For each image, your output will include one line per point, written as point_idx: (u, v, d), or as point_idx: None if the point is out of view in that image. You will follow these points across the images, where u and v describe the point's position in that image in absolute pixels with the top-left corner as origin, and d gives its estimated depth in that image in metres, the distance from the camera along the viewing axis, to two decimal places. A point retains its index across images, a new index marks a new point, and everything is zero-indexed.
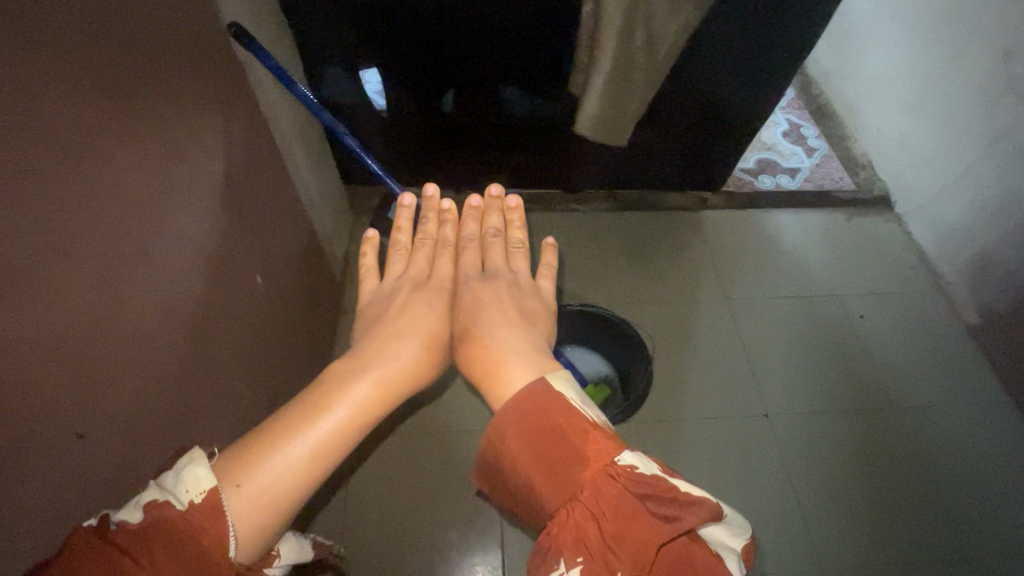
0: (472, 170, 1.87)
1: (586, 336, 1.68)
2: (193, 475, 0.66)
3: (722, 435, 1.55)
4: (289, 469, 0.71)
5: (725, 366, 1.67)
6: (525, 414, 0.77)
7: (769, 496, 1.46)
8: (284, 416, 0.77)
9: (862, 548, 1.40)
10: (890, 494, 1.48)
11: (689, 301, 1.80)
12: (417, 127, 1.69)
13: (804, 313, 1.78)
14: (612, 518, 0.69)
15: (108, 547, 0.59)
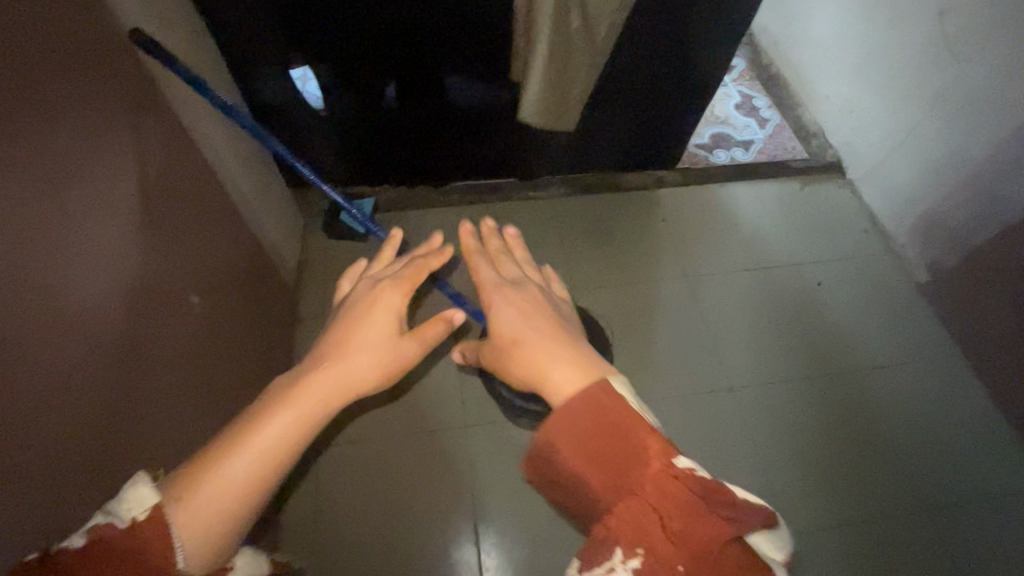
0: (422, 164, 1.82)
1: None
2: (140, 492, 0.65)
3: (690, 412, 1.56)
4: (234, 484, 0.68)
5: (689, 344, 1.68)
6: (586, 413, 0.76)
7: (739, 467, 1.49)
8: (234, 425, 0.74)
9: (829, 509, 1.44)
10: (852, 454, 1.52)
11: (651, 281, 1.81)
12: (359, 124, 1.63)
13: (764, 284, 1.80)
14: (670, 513, 0.69)
15: (50, 569, 0.59)
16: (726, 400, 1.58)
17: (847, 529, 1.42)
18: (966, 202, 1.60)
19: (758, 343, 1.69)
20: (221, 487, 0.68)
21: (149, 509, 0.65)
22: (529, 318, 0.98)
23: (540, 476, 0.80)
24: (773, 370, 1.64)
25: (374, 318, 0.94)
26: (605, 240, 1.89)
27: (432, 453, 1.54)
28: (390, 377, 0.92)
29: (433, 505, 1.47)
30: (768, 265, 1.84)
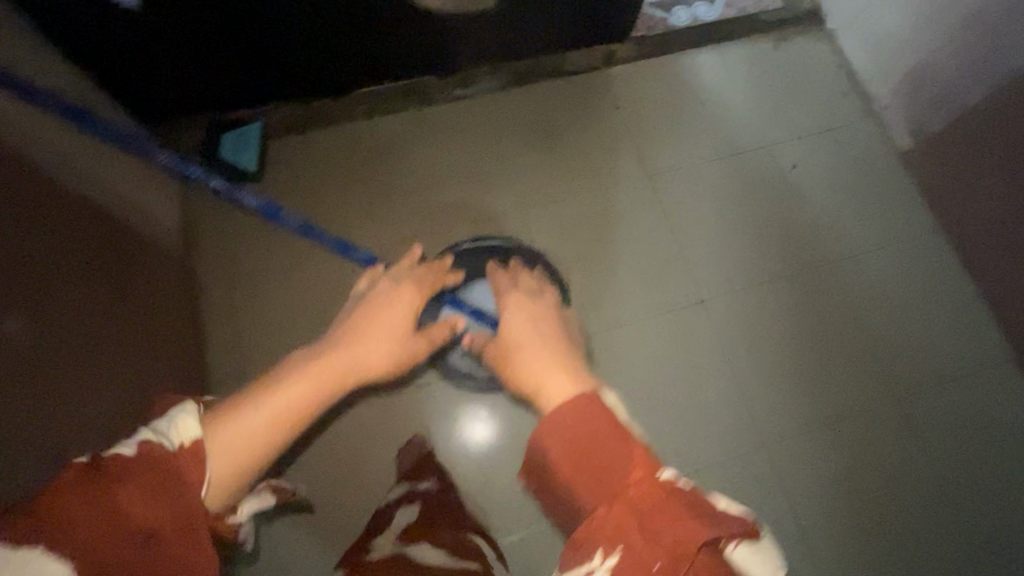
0: (307, 58, 1.42)
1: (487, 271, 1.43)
2: (189, 422, 0.71)
3: (659, 332, 1.45)
4: (252, 436, 0.76)
5: (653, 256, 1.51)
6: (573, 414, 0.77)
7: (711, 384, 1.42)
8: (293, 360, 0.89)
9: (802, 411, 1.41)
10: (826, 351, 1.46)
11: (609, 185, 1.56)
12: (200, 7, 1.20)
13: (733, 173, 1.59)
14: (653, 514, 0.69)
15: (94, 483, 0.61)
16: (696, 313, 1.46)
17: (821, 430, 1.40)
18: (964, 52, 1.38)
19: (729, 243, 1.53)
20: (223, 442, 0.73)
21: (185, 441, 0.70)
22: (523, 323, 0.98)
23: (530, 474, 0.82)
24: (744, 273, 1.51)
25: (399, 305, 1.04)
26: (552, 141, 1.59)
27: (386, 416, 1.41)
28: (400, 367, 1.02)
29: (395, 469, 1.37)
30: (738, 150, 1.61)
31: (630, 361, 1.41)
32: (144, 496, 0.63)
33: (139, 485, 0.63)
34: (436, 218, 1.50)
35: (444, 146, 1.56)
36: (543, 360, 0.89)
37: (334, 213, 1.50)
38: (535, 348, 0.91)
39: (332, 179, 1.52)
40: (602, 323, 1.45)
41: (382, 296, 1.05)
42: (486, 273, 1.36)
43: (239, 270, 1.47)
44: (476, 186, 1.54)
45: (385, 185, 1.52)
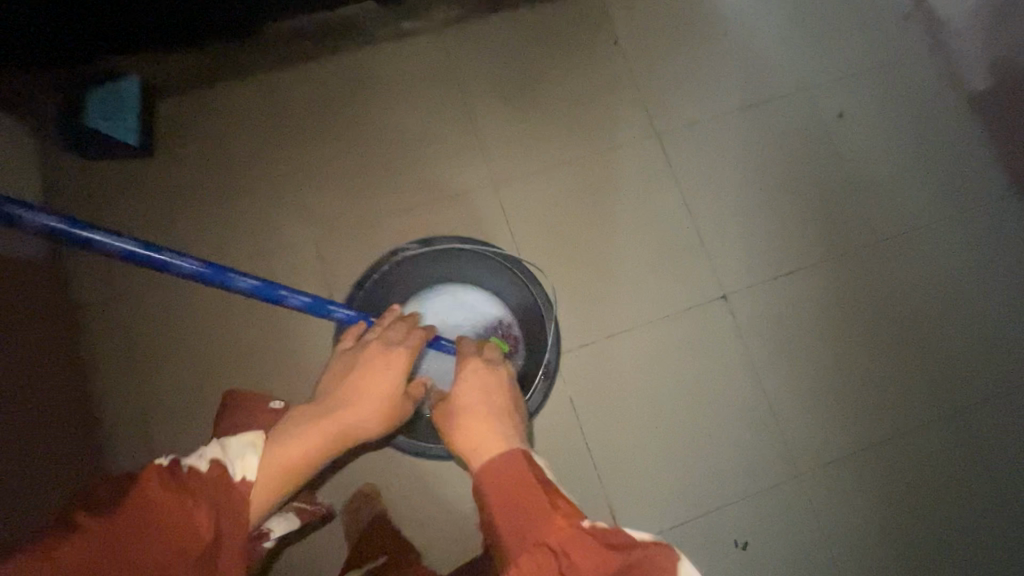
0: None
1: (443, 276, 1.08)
2: (250, 457, 0.72)
3: (670, 337, 1.14)
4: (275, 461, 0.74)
5: (666, 238, 1.18)
6: (498, 471, 0.73)
7: (733, 399, 1.14)
8: (288, 423, 0.80)
9: (846, 425, 1.16)
10: (873, 350, 1.19)
11: (607, 148, 1.21)
12: None
13: (764, 129, 1.26)
14: (572, 546, 0.62)
15: (177, 492, 0.63)
16: (716, 311, 1.16)
17: (869, 446, 1.15)
18: None
19: (757, 221, 1.22)
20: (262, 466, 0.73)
21: (248, 475, 0.71)
22: (476, 378, 0.88)
23: None
24: (775, 257, 1.21)
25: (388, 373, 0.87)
26: (532, 91, 1.22)
27: None
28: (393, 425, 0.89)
29: (331, 533, 1.06)
30: (770, 97, 1.27)
31: (640, 375, 1.12)
32: (213, 515, 0.64)
33: (205, 499, 0.65)
34: (379, 198, 1.14)
35: (390, 102, 1.19)
36: (489, 445, 0.79)
37: (247, 198, 1.14)
38: (485, 418, 0.83)
39: (243, 150, 1.16)
40: (598, 329, 1.12)
41: (376, 345, 0.89)
42: (445, 281, 1.08)
43: (125, 277, 1.12)
44: (431, 153, 1.17)
45: (313, 158, 1.16)
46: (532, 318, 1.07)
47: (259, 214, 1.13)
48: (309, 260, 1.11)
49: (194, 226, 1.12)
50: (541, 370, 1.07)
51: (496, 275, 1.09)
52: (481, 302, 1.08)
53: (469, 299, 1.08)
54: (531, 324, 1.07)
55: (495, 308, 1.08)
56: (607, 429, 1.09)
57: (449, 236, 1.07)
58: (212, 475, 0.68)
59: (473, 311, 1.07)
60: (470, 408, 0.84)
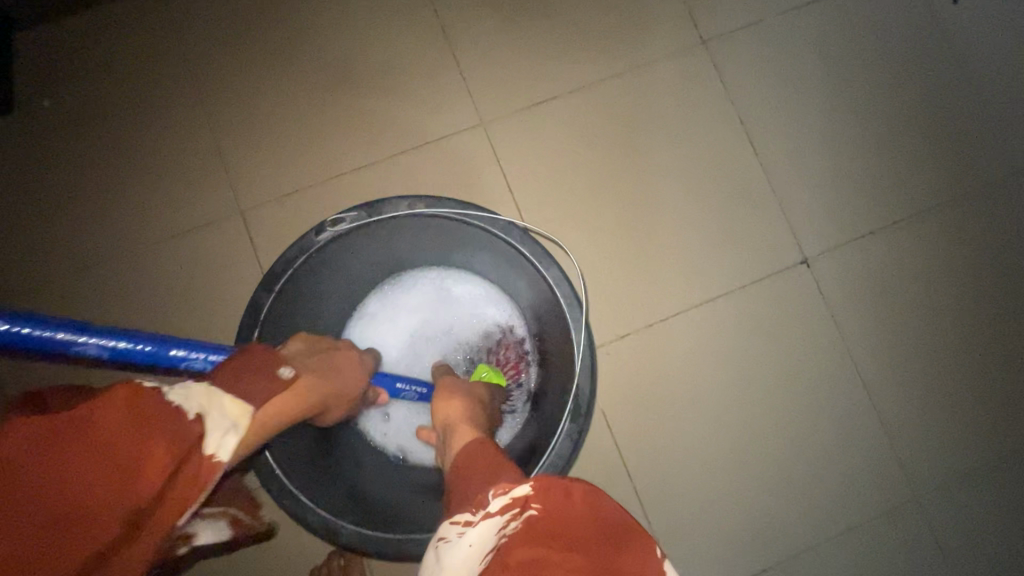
0: None
1: (409, 258, 0.76)
2: (232, 433, 0.39)
3: (736, 320, 0.84)
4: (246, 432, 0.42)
5: (726, 184, 0.86)
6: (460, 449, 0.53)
7: (825, 398, 0.84)
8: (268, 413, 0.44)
9: (994, 423, 0.84)
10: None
11: (639, 64, 0.87)
12: None
13: (851, 28, 0.92)
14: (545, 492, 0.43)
15: (124, 428, 0.33)
16: (797, 280, 0.86)
17: None
18: None
19: (844, 155, 0.89)
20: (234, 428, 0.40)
21: (216, 455, 0.37)
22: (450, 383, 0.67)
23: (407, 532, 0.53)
24: (875, 203, 0.88)
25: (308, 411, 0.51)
26: None
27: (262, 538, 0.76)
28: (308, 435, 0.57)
29: None
30: None
31: (698, 374, 0.83)
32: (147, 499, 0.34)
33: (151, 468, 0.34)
34: (329, 154, 0.82)
35: (336, 16, 0.85)
36: (457, 434, 0.56)
37: (148, 163, 0.82)
38: (455, 412, 0.60)
39: (138, 97, 0.83)
40: (636, 317, 0.82)
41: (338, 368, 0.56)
42: (418, 266, 0.77)
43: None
44: (398, 86, 0.84)
45: (234, 102, 0.83)
46: (550, 316, 0.72)
47: (165, 184, 0.82)
48: (236, 243, 0.80)
49: (80, 206, 0.81)
50: (568, 411, 0.69)
51: (485, 255, 0.75)
52: (475, 297, 0.77)
53: (458, 294, 0.78)
54: (551, 325, 0.73)
55: (496, 308, 0.77)
56: (657, 449, 0.81)
57: (405, 198, 0.71)
58: (175, 417, 0.36)
59: (465, 314, 0.78)
60: (448, 410, 0.61)
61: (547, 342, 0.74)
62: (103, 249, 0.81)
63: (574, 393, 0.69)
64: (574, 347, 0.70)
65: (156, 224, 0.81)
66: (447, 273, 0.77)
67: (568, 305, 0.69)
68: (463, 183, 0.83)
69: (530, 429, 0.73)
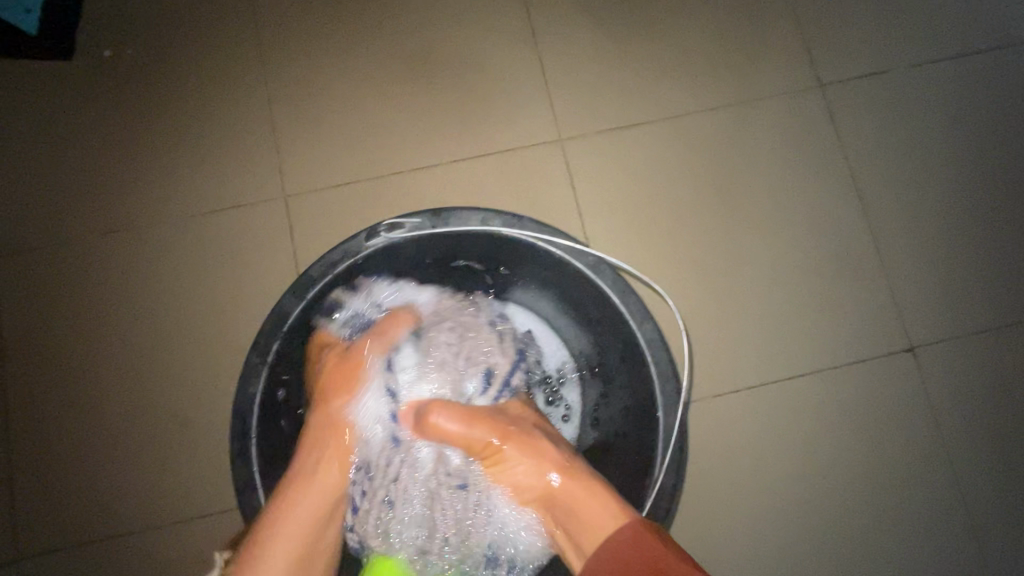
0: None
1: (522, 276, 0.65)
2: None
3: (823, 405, 0.72)
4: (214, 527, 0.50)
5: (825, 242, 0.75)
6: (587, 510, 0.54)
7: (917, 514, 0.70)
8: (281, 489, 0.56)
9: None
10: None
11: (746, 100, 0.78)
12: None
13: (993, 92, 0.80)
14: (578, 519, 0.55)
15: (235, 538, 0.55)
16: (898, 368, 0.73)
17: None
18: None
19: (969, 229, 0.77)
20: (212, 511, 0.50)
21: None
22: (525, 441, 0.57)
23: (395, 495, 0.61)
24: (999, 288, 0.76)
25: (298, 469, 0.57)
26: (637, 3, 0.79)
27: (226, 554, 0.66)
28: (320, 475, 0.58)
29: None
30: (1010, 44, 0.81)
31: (764, 454, 0.70)
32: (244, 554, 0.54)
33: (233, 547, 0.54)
34: (391, 149, 0.75)
35: (421, 7, 0.79)
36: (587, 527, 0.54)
37: (198, 135, 0.76)
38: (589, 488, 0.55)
39: (202, 66, 0.78)
40: (700, 378, 0.71)
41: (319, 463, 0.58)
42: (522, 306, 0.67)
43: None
44: (476, 86, 0.77)
45: (297, 81, 0.77)
46: (626, 381, 0.62)
47: (209, 156, 0.76)
48: (274, 234, 0.73)
49: (118, 170, 0.76)
50: (646, 492, 0.58)
51: (551, 283, 0.65)
52: (549, 344, 0.66)
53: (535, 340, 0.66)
54: (626, 391, 0.62)
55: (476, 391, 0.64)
56: (713, 541, 0.68)
57: (476, 211, 0.62)
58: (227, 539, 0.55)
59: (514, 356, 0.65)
60: (558, 498, 0.56)
61: (622, 403, 0.62)
62: (138, 218, 0.75)
63: (652, 493, 0.58)
64: (660, 439, 0.58)
65: (193, 196, 0.75)
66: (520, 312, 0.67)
67: (659, 375, 0.58)
68: (531, 203, 0.74)
69: None
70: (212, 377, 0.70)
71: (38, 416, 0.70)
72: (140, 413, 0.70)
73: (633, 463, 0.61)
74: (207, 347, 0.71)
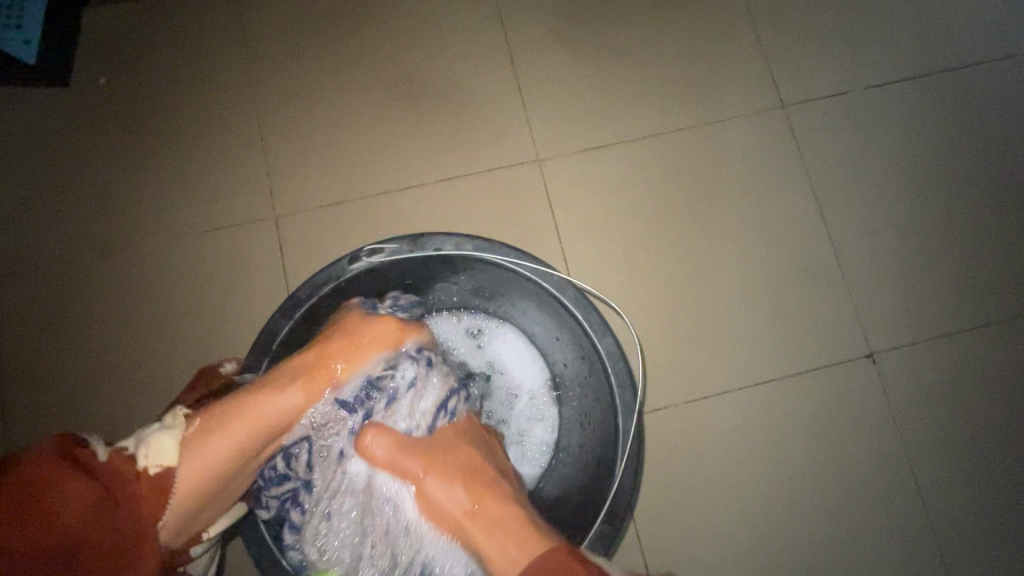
0: None
1: (499, 297, 0.69)
2: (165, 440, 0.50)
3: (786, 409, 0.76)
4: (228, 437, 0.53)
5: (787, 255, 0.79)
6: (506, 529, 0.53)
7: (881, 510, 0.74)
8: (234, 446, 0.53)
9: None
10: None
11: (712, 122, 0.82)
12: None
13: (946, 114, 0.85)
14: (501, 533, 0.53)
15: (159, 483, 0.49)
16: (857, 374, 0.77)
17: None
18: None
19: (923, 243, 0.82)
20: (284, 413, 0.56)
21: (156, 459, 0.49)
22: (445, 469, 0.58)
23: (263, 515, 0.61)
24: (951, 298, 0.80)
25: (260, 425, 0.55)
26: (610, 31, 0.84)
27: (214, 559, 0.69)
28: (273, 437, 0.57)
29: None
30: (960, 65, 0.86)
31: (731, 456, 0.74)
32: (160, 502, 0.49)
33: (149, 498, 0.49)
34: (376, 170, 0.79)
35: (405, 35, 0.83)
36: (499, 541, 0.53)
37: (189, 155, 0.80)
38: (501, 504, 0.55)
39: (195, 90, 0.81)
40: (669, 385, 0.75)
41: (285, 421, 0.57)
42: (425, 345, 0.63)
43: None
44: (456, 109, 0.81)
45: (287, 106, 0.81)
46: (588, 395, 0.66)
47: (200, 175, 0.79)
48: (262, 251, 0.77)
49: (111, 188, 0.79)
50: (606, 499, 0.61)
51: (526, 299, 0.68)
52: (523, 361, 0.70)
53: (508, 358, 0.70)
54: (588, 403, 0.66)
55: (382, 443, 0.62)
56: (681, 541, 0.72)
57: (452, 236, 0.66)
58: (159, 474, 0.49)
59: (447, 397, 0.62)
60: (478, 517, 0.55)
61: (591, 411, 0.66)
62: (131, 236, 0.78)
63: (610, 500, 0.61)
64: (619, 440, 0.62)
65: (184, 214, 0.78)
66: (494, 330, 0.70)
67: (620, 385, 0.62)
68: (510, 221, 0.78)
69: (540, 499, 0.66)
70: None
71: (29, 425, 0.72)
72: (135, 428, 0.72)
73: (597, 469, 0.64)
74: (197, 358, 0.74)
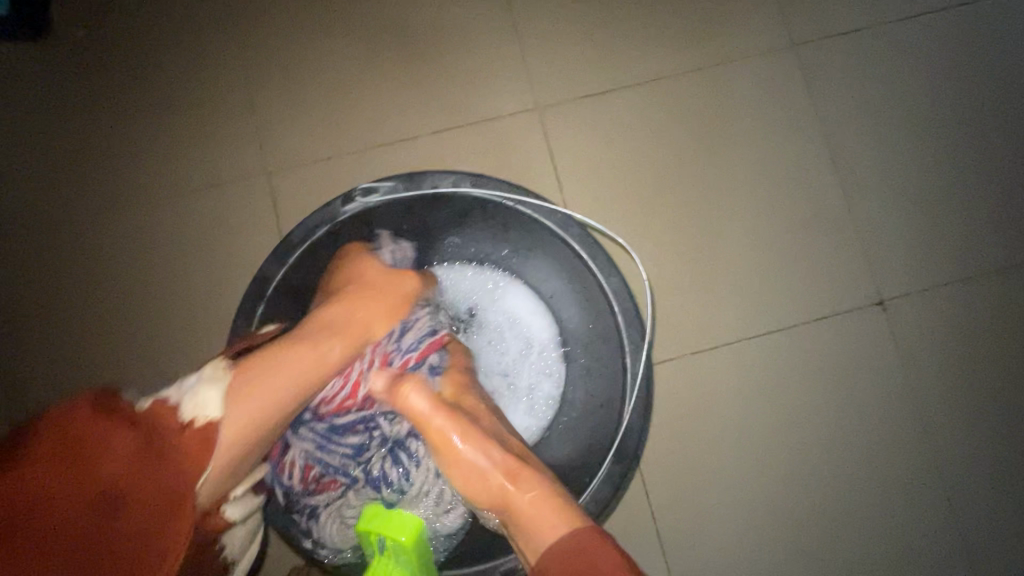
0: None
1: (503, 243, 0.68)
2: (209, 392, 0.46)
3: (796, 356, 0.75)
4: (263, 393, 0.48)
5: (799, 201, 0.77)
6: (552, 535, 0.48)
7: (889, 458, 0.74)
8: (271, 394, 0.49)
9: None
10: None
11: (720, 64, 0.79)
12: None
13: (965, 50, 0.81)
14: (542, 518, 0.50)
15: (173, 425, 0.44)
16: (868, 321, 0.76)
17: None
18: None
19: (937, 185, 0.79)
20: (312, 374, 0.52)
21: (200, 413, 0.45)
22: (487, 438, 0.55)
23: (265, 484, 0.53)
24: (966, 242, 0.78)
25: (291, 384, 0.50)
26: None
27: None
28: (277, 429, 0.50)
29: None
30: None
31: (741, 404, 0.73)
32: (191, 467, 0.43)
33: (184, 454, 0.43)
34: (371, 122, 0.76)
35: None
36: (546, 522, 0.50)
37: (178, 109, 0.77)
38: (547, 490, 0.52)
39: (179, 41, 0.78)
40: (678, 334, 0.74)
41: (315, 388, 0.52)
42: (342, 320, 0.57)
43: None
44: (453, 55, 0.77)
45: (275, 56, 0.77)
46: (594, 338, 0.66)
47: (190, 130, 0.76)
48: (259, 206, 0.74)
49: (98, 144, 0.76)
50: (617, 433, 0.63)
51: (534, 247, 0.67)
52: (529, 312, 0.68)
53: (514, 306, 0.68)
54: (592, 344, 0.66)
55: (346, 429, 0.62)
56: (690, 486, 0.72)
57: (450, 173, 0.66)
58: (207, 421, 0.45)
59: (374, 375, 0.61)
60: (513, 502, 0.52)
61: (600, 355, 0.66)
62: (123, 193, 0.76)
63: (621, 431, 0.63)
64: (627, 379, 0.64)
65: (177, 171, 0.76)
66: (500, 274, 0.68)
67: (628, 323, 0.64)
68: (509, 170, 0.75)
69: (560, 446, 0.65)
70: (203, 345, 0.72)
71: (32, 387, 0.71)
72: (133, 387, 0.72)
73: (608, 411, 0.64)
74: (197, 316, 0.73)
